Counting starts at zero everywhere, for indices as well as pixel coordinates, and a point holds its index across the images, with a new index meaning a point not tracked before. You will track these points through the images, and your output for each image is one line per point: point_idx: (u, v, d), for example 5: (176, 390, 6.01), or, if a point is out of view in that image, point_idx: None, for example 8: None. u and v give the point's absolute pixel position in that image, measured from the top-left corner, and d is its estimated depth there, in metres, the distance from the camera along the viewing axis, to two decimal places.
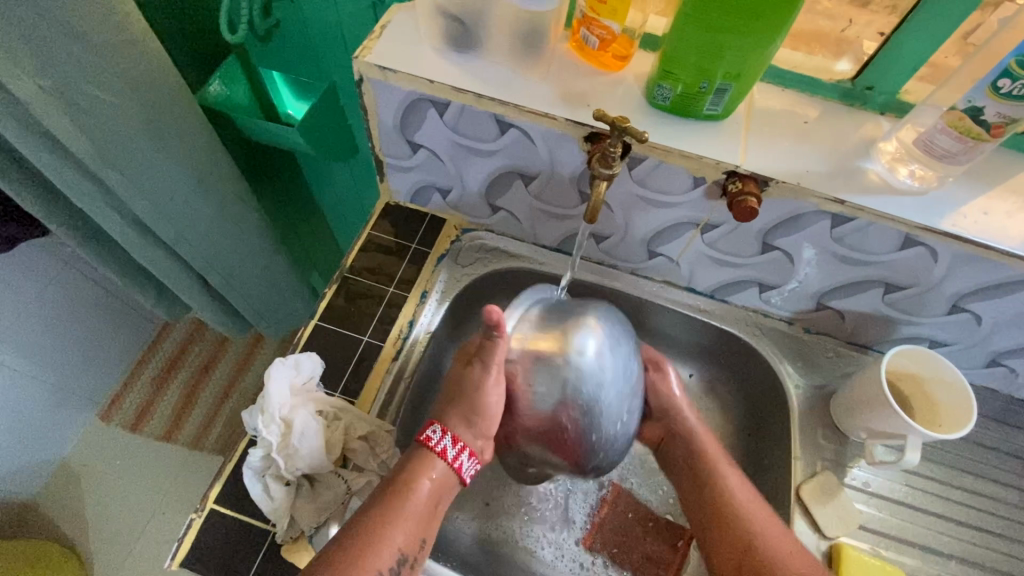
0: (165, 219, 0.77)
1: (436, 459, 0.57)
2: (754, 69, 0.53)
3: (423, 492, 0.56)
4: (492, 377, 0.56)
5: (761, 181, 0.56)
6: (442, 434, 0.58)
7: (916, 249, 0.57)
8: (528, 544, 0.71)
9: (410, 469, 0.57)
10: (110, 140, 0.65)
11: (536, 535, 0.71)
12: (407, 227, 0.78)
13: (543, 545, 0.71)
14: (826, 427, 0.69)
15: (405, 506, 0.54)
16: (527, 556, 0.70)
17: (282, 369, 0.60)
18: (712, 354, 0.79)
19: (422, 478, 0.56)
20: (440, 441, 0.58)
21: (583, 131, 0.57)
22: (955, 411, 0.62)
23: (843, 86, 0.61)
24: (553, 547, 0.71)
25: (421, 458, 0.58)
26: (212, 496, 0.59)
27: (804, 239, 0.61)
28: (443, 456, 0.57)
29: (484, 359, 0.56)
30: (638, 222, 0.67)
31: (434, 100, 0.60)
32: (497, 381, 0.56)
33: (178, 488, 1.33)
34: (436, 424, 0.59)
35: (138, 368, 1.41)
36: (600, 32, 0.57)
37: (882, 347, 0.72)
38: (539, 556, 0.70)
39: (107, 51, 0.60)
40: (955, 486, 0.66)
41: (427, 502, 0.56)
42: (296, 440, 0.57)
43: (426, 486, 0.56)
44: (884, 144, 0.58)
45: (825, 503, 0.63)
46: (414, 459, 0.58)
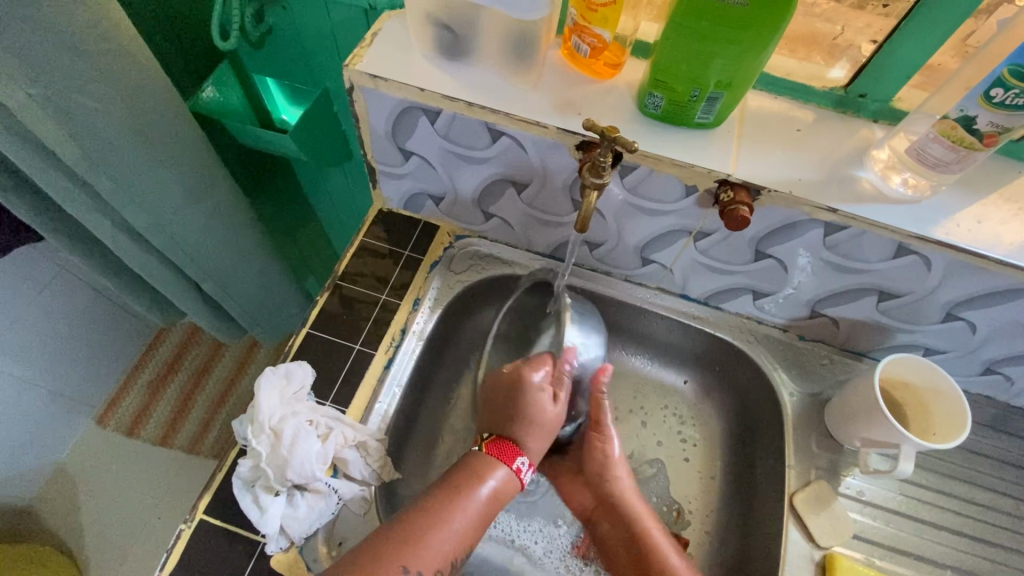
0: (157, 226, 0.77)
1: (511, 480, 0.60)
2: (747, 77, 0.52)
3: (495, 503, 0.58)
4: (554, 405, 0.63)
5: (753, 190, 0.56)
6: (528, 467, 0.61)
7: (910, 258, 0.57)
8: (531, 528, 0.72)
9: (479, 473, 0.59)
10: (101, 148, 0.64)
11: (528, 536, 0.71)
12: (400, 233, 0.78)
13: (541, 534, 0.72)
14: (820, 435, 0.68)
15: (477, 516, 0.56)
16: (526, 541, 0.71)
17: (272, 378, 0.60)
18: (706, 360, 0.79)
19: (498, 493, 0.59)
20: (524, 472, 0.61)
21: (575, 139, 0.57)
22: (946, 418, 0.62)
23: (836, 93, 0.60)
24: (545, 549, 0.71)
25: (501, 472, 0.59)
26: (202, 506, 0.59)
27: (797, 247, 0.61)
28: (518, 480, 0.61)
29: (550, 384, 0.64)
30: (630, 230, 0.67)
31: (425, 108, 0.60)
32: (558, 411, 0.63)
33: (174, 492, 1.33)
34: (525, 457, 0.61)
35: (134, 372, 1.41)
36: (591, 40, 0.57)
37: (877, 354, 0.72)
38: (535, 544, 0.71)
39: (97, 59, 0.59)
40: (949, 494, 0.66)
41: (486, 507, 0.57)
42: (288, 452, 0.56)
43: (489, 492, 0.58)
44: (876, 151, 0.58)
45: (819, 512, 0.63)
46: (495, 472, 0.59)
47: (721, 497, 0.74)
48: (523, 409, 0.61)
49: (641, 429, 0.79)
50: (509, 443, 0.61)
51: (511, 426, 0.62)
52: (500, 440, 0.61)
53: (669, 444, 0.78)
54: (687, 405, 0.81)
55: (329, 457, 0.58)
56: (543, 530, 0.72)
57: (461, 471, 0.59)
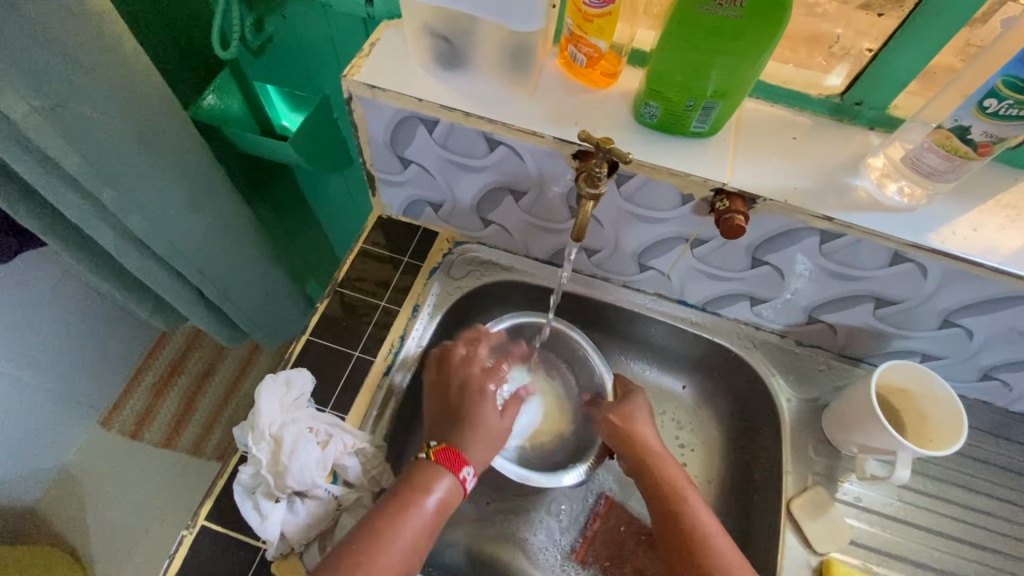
0: (159, 233, 0.78)
1: (457, 493, 0.58)
2: (741, 87, 0.53)
3: (440, 515, 0.56)
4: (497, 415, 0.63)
5: (749, 198, 0.56)
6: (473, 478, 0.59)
7: (906, 265, 0.57)
8: (534, 520, 0.73)
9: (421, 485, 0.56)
10: (103, 157, 0.65)
11: (528, 536, 0.72)
12: (400, 240, 0.78)
13: (544, 524, 0.73)
14: (817, 441, 0.69)
15: (422, 529, 0.55)
16: (528, 534, 0.72)
17: (273, 386, 0.60)
18: (704, 366, 0.79)
19: (443, 507, 0.57)
20: (468, 482, 0.59)
21: (571, 148, 0.58)
22: (944, 425, 0.62)
23: (833, 101, 0.60)
24: (545, 545, 0.72)
25: (447, 485, 0.57)
26: (203, 512, 0.59)
27: (793, 254, 0.61)
28: (461, 489, 0.59)
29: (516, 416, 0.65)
30: (628, 237, 0.67)
31: (423, 117, 0.61)
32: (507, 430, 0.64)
33: (178, 494, 1.34)
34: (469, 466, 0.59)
35: (138, 375, 1.42)
36: (587, 49, 0.57)
37: (874, 360, 0.72)
38: (538, 535, 0.72)
39: (97, 70, 0.60)
40: (946, 500, 0.66)
41: (432, 520, 0.55)
42: (287, 458, 0.56)
43: (433, 505, 0.56)
44: (872, 159, 0.58)
45: (816, 518, 0.63)
46: (440, 488, 0.57)
47: (718, 502, 0.74)
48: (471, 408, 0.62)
49: None
50: (454, 452, 0.59)
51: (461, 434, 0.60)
52: (446, 450, 0.59)
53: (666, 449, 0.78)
54: (686, 410, 0.81)
55: (328, 465, 0.58)
56: (543, 529, 0.73)
57: (401, 492, 0.56)
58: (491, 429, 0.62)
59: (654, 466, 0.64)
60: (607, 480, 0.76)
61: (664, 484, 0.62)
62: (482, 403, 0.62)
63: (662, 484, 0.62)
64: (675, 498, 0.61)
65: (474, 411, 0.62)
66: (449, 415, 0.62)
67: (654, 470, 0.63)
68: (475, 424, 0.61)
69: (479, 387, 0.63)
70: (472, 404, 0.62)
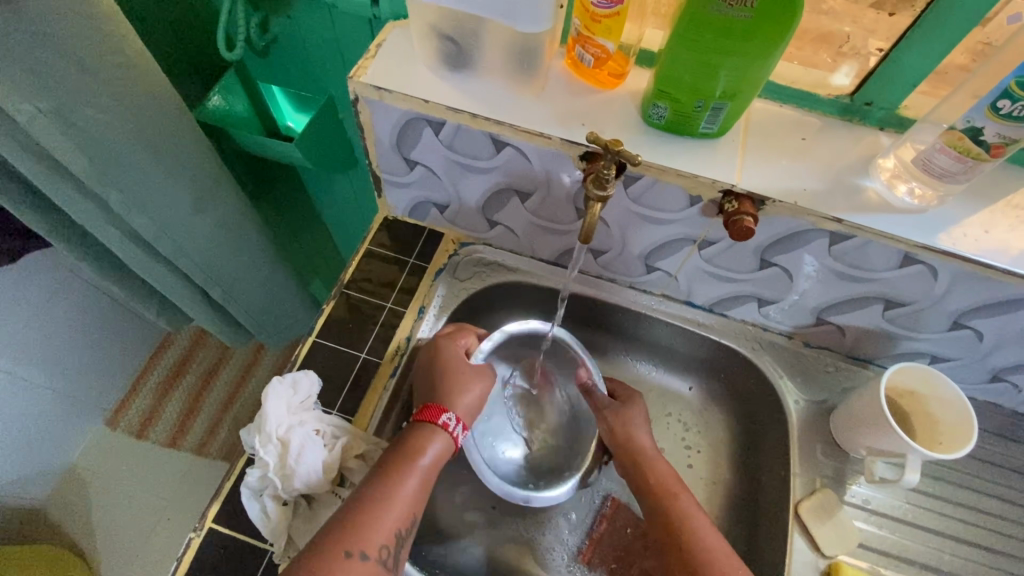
0: (164, 235, 0.78)
1: (448, 443, 0.59)
2: (750, 88, 0.52)
3: (436, 469, 0.57)
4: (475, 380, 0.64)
5: (757, 200, 0.56)
6: (457, 422, 0.60)
7: (916, 267, 0.57)
8: (543, 520, 0.73)
9: (415, 446, 0.57)
10: (108, 159, 0.65)
11: (536, 537, 0.72)
12: (405, 241, 0.78)
13: (552, 525, 0.73)
14: (825, 443, 0.68)
15: (418, 485, 0.55)
16: (536, 533, 0.72)
17: (279, 388, 0.60)
18: (711, 367, 0.79)
19: (437, 459, 0.58)
20: (454, 427, 0.60)
21: (578, 150, 0.57)
22: (953, 428, 0.62)
23: (842, 101, 0.60)
24: (553, 545, 0.72)
25: (437, 438, 0.59)
26: (210, 515, 0.59)
27: (801, 255, 0.61)
28: (452, 440, 0.60)
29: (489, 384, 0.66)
30: (635, 239, 0.67)
31: (429, 119, 0.61)
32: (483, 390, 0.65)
33: (184, 494, 1.35)
34: (450, 411, 0.60)
35: (143, 375, 1.43)
36: (595, 50, 0.57)
37: (883, 362, 0.72)
38: (546, 535, 0.72)
39: (102, 72, 0.60)
40: (955, 503, 0.66)
41: (428, 473, 0.56)
42: (294, 461, 0.57)
43: (428, 459, 0.57)
44: (883, 160, 0.57)
45: (824, 521, 0.63)
46: (432, 443, 0.58)
47: (725, 504, 0.74)
48: (451, 367, 0.63)
49: None
50: (434, 404, 0.61)
51: (446, 395, 0.62)
52: (427, 405, 0.61)
53: (673, 450, 0.78)
54: (693, 411, 0.81)
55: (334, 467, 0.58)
56: (551, 529, 0.73)
57: (395, 451, 0.57)
58: (467, 379, 0.64)
59: (647, 466, 0.65)
60: (614, 482, 0.76)
61: (656, 482, 0.63)
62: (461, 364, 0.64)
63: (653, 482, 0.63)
64: (667, 496, 0.62)
65: (448, 360, 0.64)
66: (427, 376, 0.64)
67: (652, 470, 0.64)
68: (451, 372, 0.63)
69: (449, 342, 0.66)
70: (445, 355, 0.64)
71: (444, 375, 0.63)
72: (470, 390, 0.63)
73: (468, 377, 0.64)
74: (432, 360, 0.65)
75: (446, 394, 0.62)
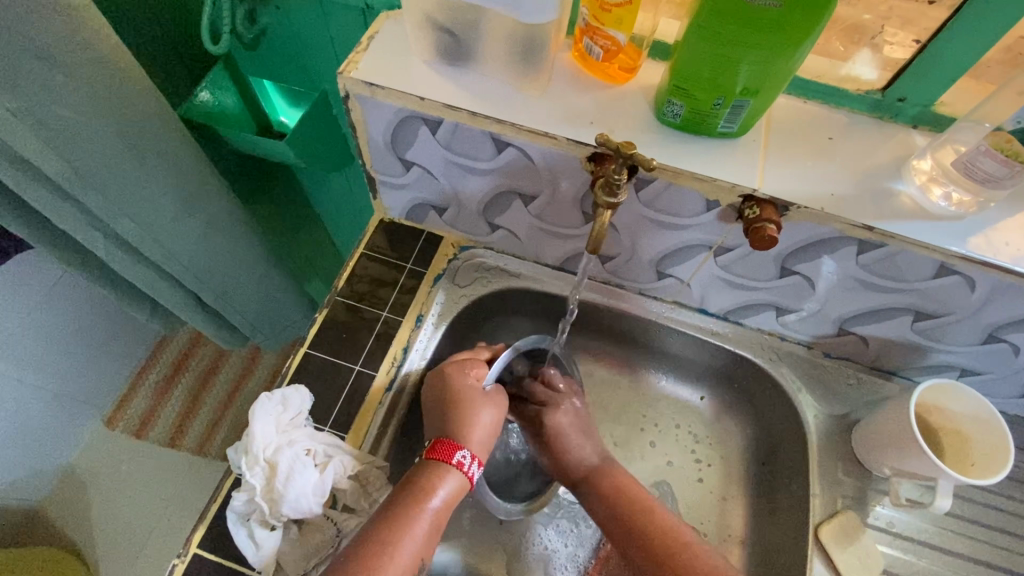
0: (150, 238, 0.74)
1: (462, 482, 0.57)
2: (776, 83, 0.48)
3: (448, 510, 0.55)
4: (485, 410, 0.60)
5: (781, 206, 0.52)
6: (472, 461, 0.57)
7: (952, 278, 0.53)
8: (560, 530, 0.71)
9: (424, 485, 0.55)
10: (86, 161, 0.62)
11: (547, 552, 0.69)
12: (403, 245, 0.74)
13: (570, 536, 0.70)
14: (847, 462, 0.64)
15: (428, 528, 0.53)
16: (553, 543, 0.70)
17: (268, 405, 0.57)
18: (725, 376, 0.75)
19: (450, 499, 0.55)
20: (468, 466, 0.57)
21: (586, 151, 0.53)
22: (987, 449, 0.58)
23: (872, 97, 0.55)
24: (565, 560, 0.69)
25: (450, 478, 0.56)
26: (195, 540, 0.56)
27: (826, 265, 0.57)
28: (467, 479, 0.57)
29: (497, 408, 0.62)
30: (646, 244, 0.63)
31: (425, 117, 0.56)
32: (495, 426, 0.61)
33: (184, 493, 1.31)
34: (465, 449, 0.57)
35: (141, 374, 1.37)
36: (604, 42, 0.52)
37: (908, 374, 0.67)
38: (563, 547, 0.70)
39: (76, 69, 0.56)
40: (986, 525, 0.62)
41: (440, 515, 0.54)
42: (282, 486, 0.53)
43: (440, 501, 0.54)
44: (918, 161, 0.53)
45: (846, 545, 0.59)
46: (444, 482, 0.55)
47: (739, 521, 0.70)
48: (464, 402, 0.59)
49: (650, 448, 0.75)
50: (447, 439, 0.58)
51: (459, 430, 0.58)
52: (440, 441, 0.58)
53: (682, 463, 0.75)
54: (704, 423, 0.77)
55: (326, 490, 0.55)
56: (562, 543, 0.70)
57: (404, 492, 0.54)
58: (479, 412, 0.60)
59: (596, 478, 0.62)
60: None
61: (622, 491, 0.60)
62: (475, 398, 0.60)
63: (618, 491, 0.60)
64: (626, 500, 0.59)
65: (462, 393, 0.60)
66: (436, 409, 0.61)
67: (596, 483, 0.62)
68: (463, 406, 0.59)
69: (462, 375, 0.62)
70: (458, 389, 0.60)
71: (457, 410, 0.59)
72: (484, 425, 0.60)
73: (481, 409, 0.60)
74: (443, 394, 0.61)
75: (458, 428, 0.58)
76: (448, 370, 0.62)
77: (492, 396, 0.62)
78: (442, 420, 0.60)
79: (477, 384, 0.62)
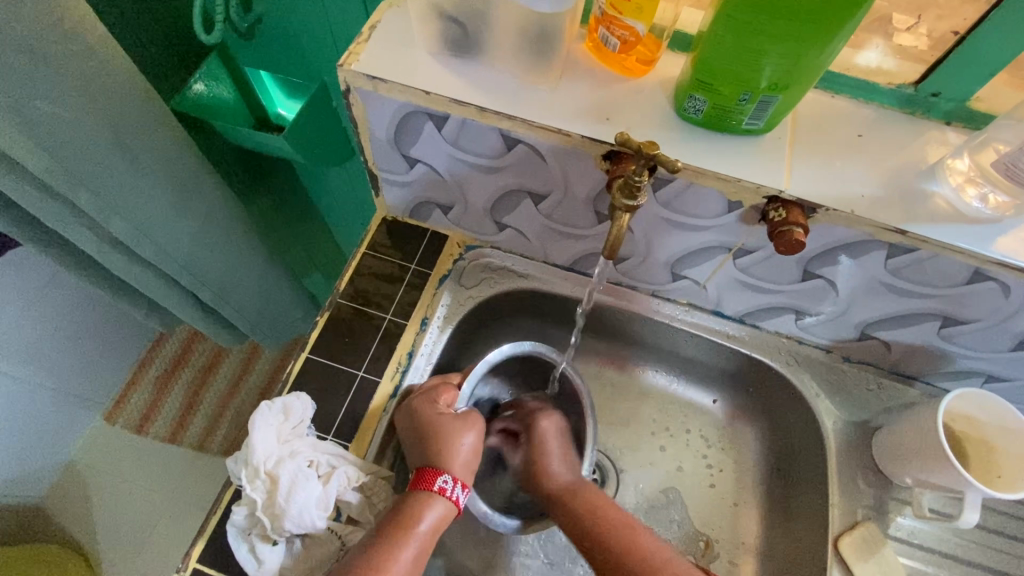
0: (144, 237, 0.71)
1: (448, 508, 0.54)
2: (806, 78, 0.45)
3: (436, 536, 0.53)
4: (462, 434, 0.58)
5: (808, 208, 0.49)
6: (455, 484, 0.55)
7: (986, 284, 0.50)
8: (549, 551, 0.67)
9: (406, 514, 0.53)
10: (74, 159, 0.59)
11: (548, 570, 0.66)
12: (406, 244, 0.71)
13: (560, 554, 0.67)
14: (867, 470, 0.62)
15: (415, 557, 0.51)
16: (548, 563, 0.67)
17: (268, 415, 0.55)
18: (739, 380, 0.73)
19: (435, 527, 0.53)
20: (452, 491, 0.55)
21: (602, 149, 0.50)
22: (1017, 459, 0.56)
23: (904, 91, 0.52)
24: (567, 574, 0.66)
25: (433, 505, 0.54)
26: (195, 554, 0.54)
27: (851, 269, 0.54)
28: (452, 503, 0.55)
29: (472, 428, 0.59)
30: (661, 245, 0.60)
31: (431, 113, 0.53)
32: (476, 452, 0.58)
33: (184, 490, 1.27)
34: (445, 474, 0.55)
35: (141, 368, 1.32)
36: (622, 32, 0.49)
37: (931, 379, 0.65)
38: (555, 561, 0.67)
39: (62, 63, 0.53)
40: (1006, 535, 0.61)
41: (426, 543, 0.52)
42: (284, 500, 0.51)
43: (427, 528, 0.52)
44: (953, 161, 0.50)
45: (868, 558, 0.58)
46: (426, 510, 0.53)
47: (754, 528, 0.69)
48: (440, 426, 0.57)
49: (659, 453, 0.73)
50: (427, 467, 0.56)
51: (439, 454, 0.56)
52: (420, 471, 0.56)
53: (693, 469, 0.72)
54: (717, 426, 0.75)
55: (329, 504, 0.53)
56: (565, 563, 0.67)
57: (387, 521, 0.52)
58: (456, 440, 0.57)
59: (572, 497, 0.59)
60: (633, 504, 0.70)
61: (599, 517, 0.57)
62: (450, 424, 0.57)
63: (592, 517, 0.57)
64: (596, 523, 0.57)
65: (433, 422, 0.57)
66: (413, 437, 0.58)
67: (569, 506, 0.59)
68: (439, 436, 0.57)
69: (430, 406, 0.58)
70: (428, 420, 0.57)
71: (432, 436, 0.57)
72: (461, 450, 0.57)
73: (458, 435, 0.58)
74: (416, 426, 0.58)
75: (437, 454, 0.56)
76: (415, 404, 0.59)
77: (467, 417, 0.59)
78: (421, 448, 0.57)
79: (447, 408, 0.59)
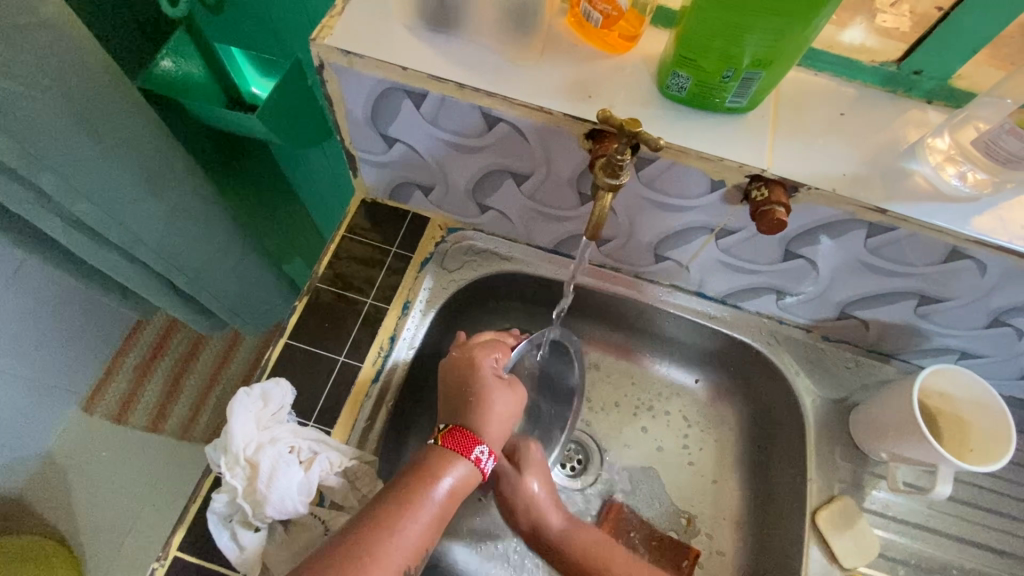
0: (114, 221, 0.69)
1: (473, 474, 0.54)
2: (789, 54, 0.44)
3: (456, 498, 0.52)
4: (503, 404, 0.57)
5: (790, 187, 0.49)
6: (489, 457, 0.55)
7: (963, 262, 0.51)
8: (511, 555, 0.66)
9: (433, 471, 0.52)
10: (36, 138, 0.56)
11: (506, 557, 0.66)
12: (387, 227, 0.70)
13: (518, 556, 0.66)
14: (845, 446, 0.64)
15: (433, 515, 0.50)
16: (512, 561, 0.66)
17: (246, 401, 0.54)
18: (721, 360, 0.73)
19: (457, 489, 0.52)
20: (485, 462, 0.54)
21: (585, 127, 0.49)
22: (988, 431, 0.58)
23: (887, 69, 0.52)
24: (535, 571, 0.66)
25: (461, 466, 0.53)
26: (175, 542, 0.54)
27: (831, 249, 0.54)
28: (478, 471, 0.54)
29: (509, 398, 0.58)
30: (645, 226, 0.59)
31: (409, 90, 0.52)
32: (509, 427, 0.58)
33: (165, 480, 1.24)
34: (485, 445, 0.55)
35: (117, 358, 1.29)
36: (604, 7, 0.47)
37: (907, 357, 0.66)
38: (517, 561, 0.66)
39: (15, 37, 0.50)
40: (976, 506, 0.63)
41: (446, 503, 0.51)
42: (265, 486, 0.51)
43: (448, 488, 0.51)
44: (933, 139, 0.50)
45: (844, 531, 0.59)
46: (453, 468, 0.53)
47: (736, 504, 0.70)
48: (484, 392, 0.57)
49: (641, 434, 0.74)
50: (465, 429, 0.55)
51: (469, 416, 0.56)
52: (458, 430, 0.55)
53: (675, 448, 0.73)
54: (698, 407, 0.76)
55: (312, 490, 0.53)
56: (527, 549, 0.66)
57: (412, 474, 0.52)
58: (498, 402, 0.57)
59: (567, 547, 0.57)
60: (617, 481, 0.71)
61: None
62: (497, 387, 0.58)
63: None
64: None
65: (484, 380, 0.58)
66: (455, 393, 0.58)
67: (564, 556, 0.57)
68: (480, 398, 0.57)
69: (488, 359, 0.60)
70: (481, 374, 0.58)
71: (476, 392, 0.57)
72: (497, 421, 0.56)
73: (499, 402, 0.57)
74: (465, 379, 0.58)
75: (476, 419, 0.56)
76: (475, 351, 0.60)
77: (513, 387, 0.59)
78: (456, 408, 0.57)
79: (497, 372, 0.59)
